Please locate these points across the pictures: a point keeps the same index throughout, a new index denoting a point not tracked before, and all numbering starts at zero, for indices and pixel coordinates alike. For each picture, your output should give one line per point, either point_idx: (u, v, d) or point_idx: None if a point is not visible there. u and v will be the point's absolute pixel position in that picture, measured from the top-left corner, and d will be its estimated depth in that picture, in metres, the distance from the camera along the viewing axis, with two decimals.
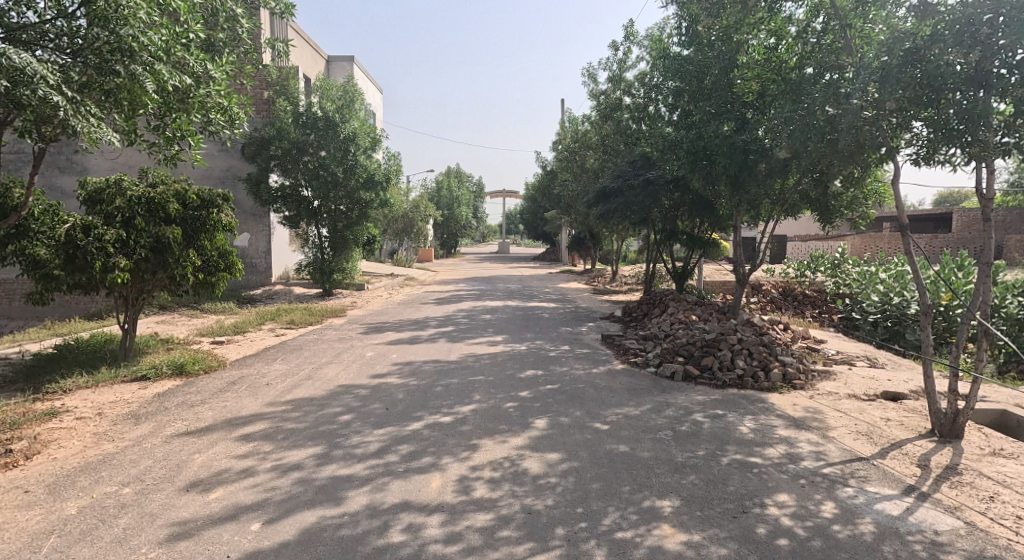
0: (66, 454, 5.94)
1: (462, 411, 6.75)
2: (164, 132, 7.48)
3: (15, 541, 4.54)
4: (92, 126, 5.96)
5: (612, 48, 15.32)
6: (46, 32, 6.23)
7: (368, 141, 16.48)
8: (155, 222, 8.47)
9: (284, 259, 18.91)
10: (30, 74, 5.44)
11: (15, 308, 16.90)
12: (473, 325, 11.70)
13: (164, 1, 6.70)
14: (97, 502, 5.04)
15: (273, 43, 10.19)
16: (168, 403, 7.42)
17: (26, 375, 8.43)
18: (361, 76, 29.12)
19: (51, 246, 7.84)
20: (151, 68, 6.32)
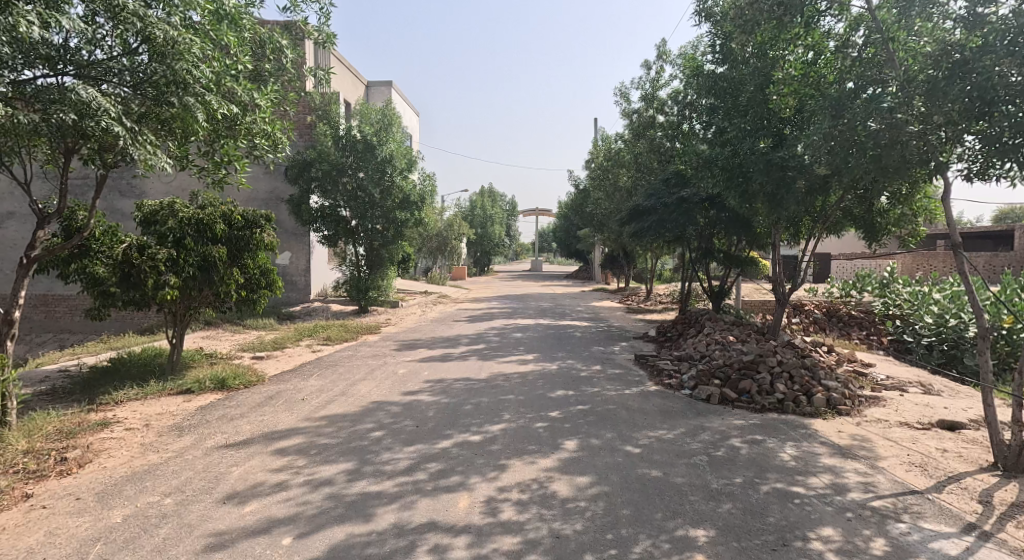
0: (115, 463, 6.00)
1: (491, 430, 6.62)
2: (213, 157, 7.70)
3: (65, 547, 4.58)
4: (149, 153, 6.15)
5: (646, 67, 15.19)
6: (111, 67, 6.15)
7: (404, 163, 16.73)
8: (202, 242, 8.68)
9: (322, 277, 19.12)
10: (95, 107, 5.69)
11: (76, 323, 17.45)
12: (504, 343, 11.59)
13: (217, 35, 7.09)
14: (141, 511, 5.06)
15: (314, 72, 10.41)
16: (210, 416, 7.47)
17: (83, 387, 8.61)
18: (399, 99, 29.51)
19: (108, 264, 7.93)
20: (202, 99, 6.48)
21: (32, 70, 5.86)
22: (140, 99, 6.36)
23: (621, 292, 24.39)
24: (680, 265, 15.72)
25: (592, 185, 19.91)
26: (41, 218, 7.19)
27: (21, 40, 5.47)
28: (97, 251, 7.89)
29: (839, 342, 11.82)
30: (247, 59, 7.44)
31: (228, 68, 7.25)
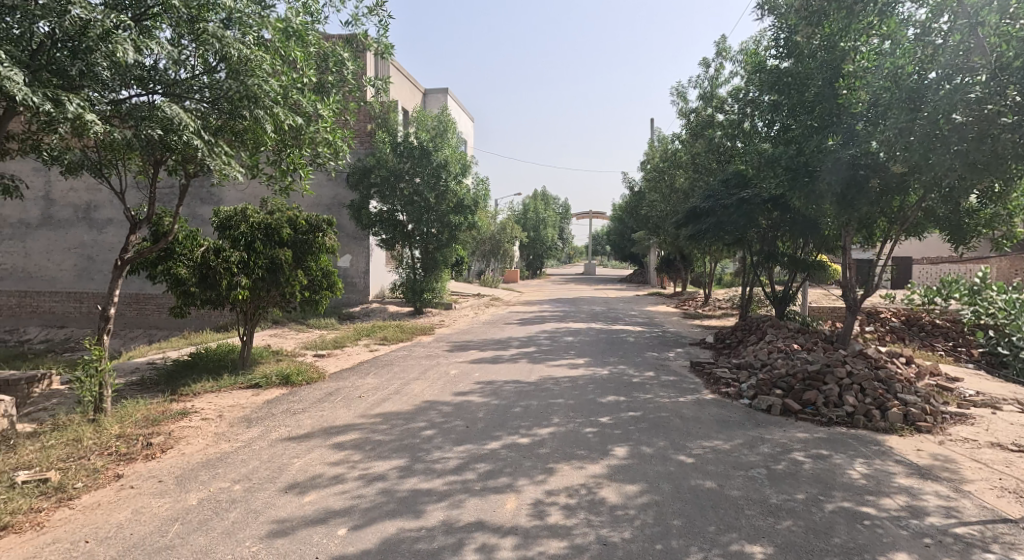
0: (193, 450, 6.20)
1: (540, 433, 6.47)
2: (279, 166, 7.86)
3: (147, 524, 4.71)
4: (223, 163, 6.59)
5: (704, 66, 14.75)
6: (193, 85, 6.51)
7: (459, 167, 16.79)
8: (270, 245, 8.97)
9: (380, 279, 19.37)
10: (178, 123, 5.98)
11: (162, 320, 18.27)
12: (555, 347, 11.42)
13: (285, 52, 7.55)
14: (213, 495, 5.17)
15: (374, 82, 10.57)
16: (275, 409, 7.64)
17: (167, 378, 9.04)
18: (454, 106, 29.75)
19: (189, 265, 8.37)
20: (271, 112, 6.80)
21: (128, 90, 6.18)
22: (217, 113, 6.75)
23: (678, 297, 23.77)
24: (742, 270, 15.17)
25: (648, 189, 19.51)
26: (133, 222, 7.44)
27: (117, 67, 5.87)
28: (182, 255, 8.34)
29: (921, 353, 11.17)
30: (312, 73, 7.98)
31: (294, 81, 7.77)
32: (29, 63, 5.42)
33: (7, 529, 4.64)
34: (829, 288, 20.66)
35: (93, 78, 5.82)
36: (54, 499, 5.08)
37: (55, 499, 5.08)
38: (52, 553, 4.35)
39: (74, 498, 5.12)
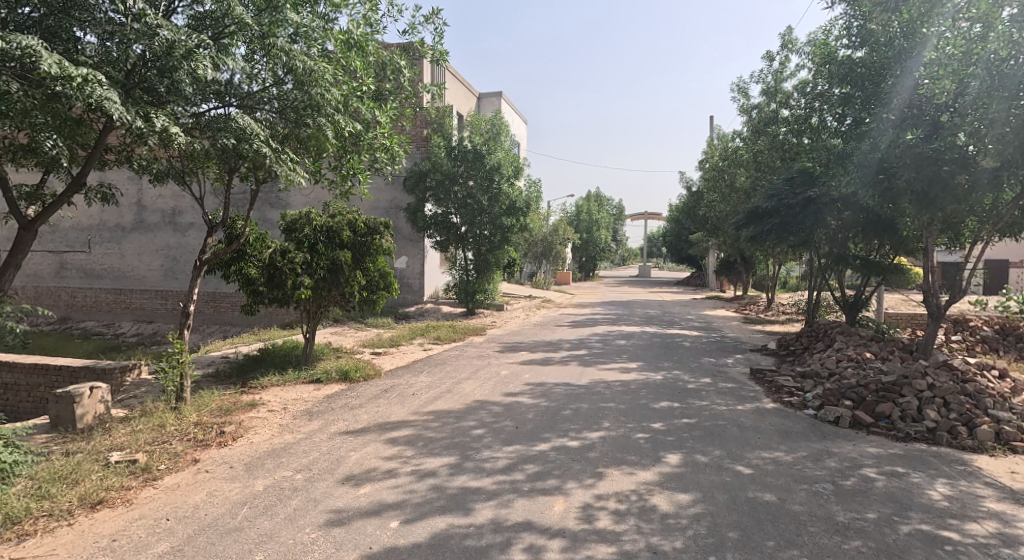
0: (260, 439, 6.49)
1: (590, 436, 6.26)
2: (341, 170, 8.59)
3: (219, 506, 4.93)
4: (290, 170, 7.04)
5: (767, 59, 14.14)
6: (264, 97, 6.99)
7: (511, 170, 16.71)
8: (331, 247, 9.25)
9: (435, 279, 19.47)
10: (248, 132, 6.44)
11: (236, 317, 18.91)
12: (608, 350, 11.15)
13: (347, 61, 7.99)
14: (277, 482, 5.36)
15: (431, 88, 10.61)
16: (334, 404, 7.80)
17: (239, 371, 9.52)
18: (507, 108, 29.73)
19: (259, 265, 8.79)
20: (332, 118, 7.36)
21: (207, 103, 6.65)
22: (283, 122, 7.18)
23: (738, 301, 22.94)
24: (809, 272, 14.50)
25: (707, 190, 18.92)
26: (210, 226, 7.97)
27: (198, 82, 6.16)
28: (252, 255, 8.79)
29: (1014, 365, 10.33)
30: (371, 81, 8.48)
31: (356, 90, 8.22)
32: (124, 83, 5.82)
33: (101, 503, 4.99)
34: (905, 294, 19.46)
35: (177, 93, 6.15)
36: (140, 479, 5.44)
37: (142, 479, 5.44)
38: (139, 528, 4.63)
39: (158, 479, 5.47)
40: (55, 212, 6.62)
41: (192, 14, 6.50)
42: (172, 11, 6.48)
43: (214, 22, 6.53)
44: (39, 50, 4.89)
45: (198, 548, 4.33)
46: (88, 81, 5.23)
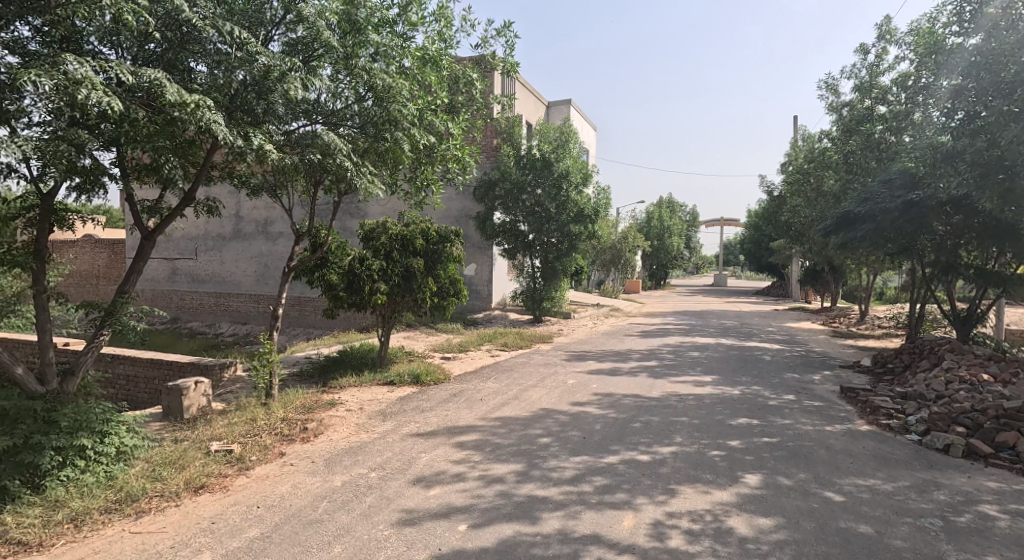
0: (339, 436, 6.57)
1: (662, 451, 5.85)
2: (416, 182, 8.86)
3: (302, 499, 5.01)
4: (369, 182, 7.34)
5: (861, 52, 13.17)
6: (346, 114, 7.41)
7: (580, 177, 16.41)
8: (405, 255, 9.29)
9: (503, 287, 19.35)
10: (332, 148, 6.76)
11: (318, 320, 19.41)
12: (681, 362, 10.62)
13: (421, 77, 8.14)
14: (354, 479, 5.39)
15: (500, 99, 10.45)
16: (406, 406, 7.79)
17: (321, 370, 9.76)
18: (578, 115, 29.43)
19: (340, 272, 8.93)
20: (408, 132, 7.61)
21: (296, 122, 7.07)
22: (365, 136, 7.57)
23: (825, 313, 21.59)
24: (909, 285, 13.40)
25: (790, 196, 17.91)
26: (297, 235, 8.16)
27: (289, 103, 6.56)
28: (334, 263, 8.93)
29: None
30: (446, 95, 8.56)
31: (430, 103, 8.35)
32: (228, 107, 6.13)
33: (203, 488, 5.13)
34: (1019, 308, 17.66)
35: (272, 114, 6.55)
36: (235, 467, 5.59)
37: (237, 468, 5.58)
38: (235, 513, 4.74)
39: (250, 468, 5.61)
40: (171, 225, 7.15)
41: (286, 41, 6.82)
42: (268, 40, 6.74)
43: (305, 47, 6.87)
44: (165, 84, 5.12)
45: (285, 537, 4.41)
46: (199, 106, 5.41)
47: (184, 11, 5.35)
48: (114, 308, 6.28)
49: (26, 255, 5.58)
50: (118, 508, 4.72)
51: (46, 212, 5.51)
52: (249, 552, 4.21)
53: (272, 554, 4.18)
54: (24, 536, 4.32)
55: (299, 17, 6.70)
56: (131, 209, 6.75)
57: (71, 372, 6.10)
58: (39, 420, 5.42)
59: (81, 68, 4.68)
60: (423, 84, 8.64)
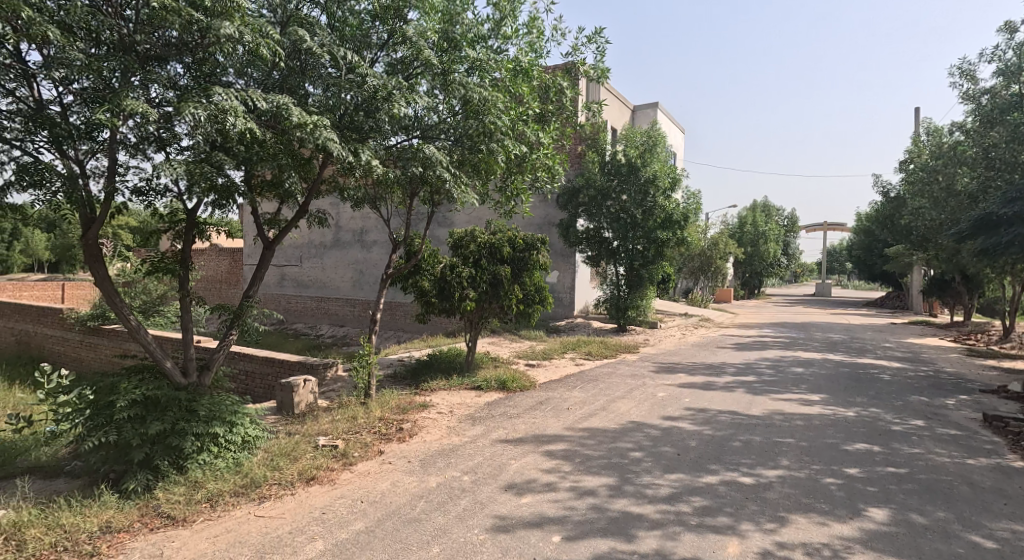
0: (432, 438, 6.78)
1: (767, 474, 5.57)
2: (505, 192, 9.07)
3: (402, 496, 5.23)
4: (464, 192, 7.63)
5: (1006, 31, 12.10)
6: (442, 128, 7.73)
7: (668, 182, 16.09)
8: (493, 262, 9.46)
9: (586, 295, 19.22)
10: (433, 160, 7.06)
11: (408, 325, 20.10)
12: (781, 378, 10.10)
13: (513, 87, 8.28)
14: (448, 481, 5.54)
15: (590, 106, 10.44)
16: (495, 411, 7.91)
17: (413, 373, 10.11)
18: (666, 118, 28.85)
19: (431, 279, 9.30)
20: (502, 143, 7.80)
21: (398, 136, 7.44)
22: (460, 149, 7.81)
23: (952, 328, 19.78)
24: None
25: (912, 198, 16.56)
26: (394, 244, 8.52)
27: (393, 119, 6.90)
28: (426, 270, 9.31)
29: None
30: (537, 104, 8.64)
31: (520, 113, 8.47)
32: (340, 124, 6.53)
33: (314, 479, 5.47)
34: None
35: (378, 131, 6.93)
36: (340, 462, 5.91)
37: (341, 462, 5.91)
38: (342, 505, 5.02)
39: (353, 464, 5.91)
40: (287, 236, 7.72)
41: (389, 61, 7.35)
42: (373, 61, 7.31)
43: (405, 67, 7.37)
44: (289, 109, 5.56)
45: (386, 532, 4.61)
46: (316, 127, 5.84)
47: (305, 41, 5.91)
48: (241, 311, 6.81)
49: (174, 263, 6.17)
50: (245, 492, 5.12)
51: (190, 225, 6.05)
52: (357, 544, 4.44)
53: (376, 548, 4.38)
54: (170, 511, 4.75)
55: (403, 38, 7.18)
56: (254, 221, 7.34)
57: (208, 366, 6.37)
58: (182, 409, 5.63)
59: (225, 99, 5.07)
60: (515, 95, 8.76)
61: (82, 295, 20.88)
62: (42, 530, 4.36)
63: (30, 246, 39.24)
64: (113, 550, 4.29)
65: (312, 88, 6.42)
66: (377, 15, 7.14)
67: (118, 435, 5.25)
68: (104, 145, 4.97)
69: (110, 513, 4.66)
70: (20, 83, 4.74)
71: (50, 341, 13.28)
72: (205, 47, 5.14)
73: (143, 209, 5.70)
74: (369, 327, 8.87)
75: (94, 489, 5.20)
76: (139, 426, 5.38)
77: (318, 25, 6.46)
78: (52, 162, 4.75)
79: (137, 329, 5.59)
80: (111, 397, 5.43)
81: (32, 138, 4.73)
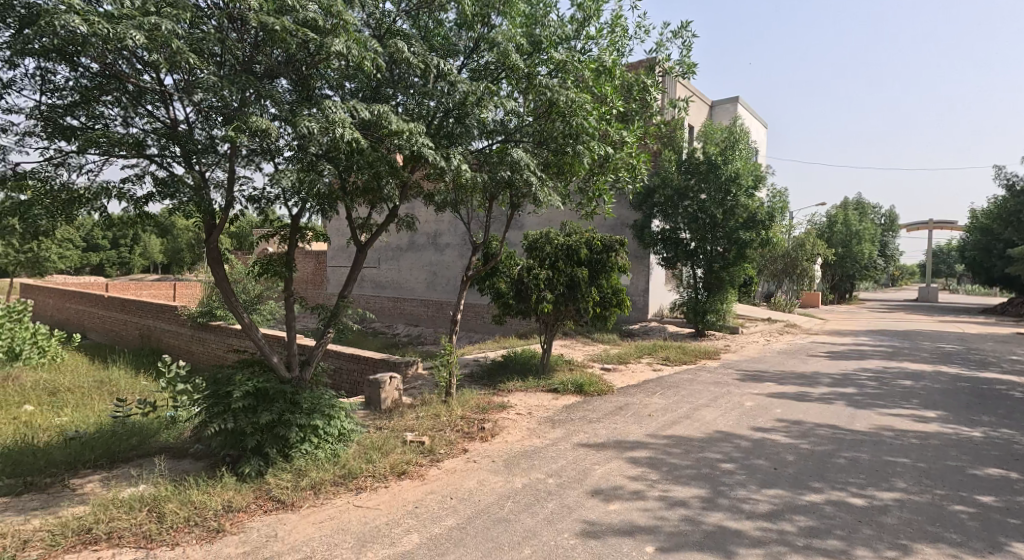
0: (514, 439, 6.81)
1: (882, 496, 5.23)
2: (587, 193, 8.98)
3: (489, 495, 5.29)
4: (549, 194, 7.63)
5: None
6: (525, 130, 7.74)
7: (752, 180, 15.44)
8: (570, 264, 9.41)
9: (661, 297, 18.79)
10: (521, 163, 7.11)
11: (479, 325, 20.41)
12: (887, 392, 9.46)
13: (596, 86, 8.18)
14: (533, 483, 5.56)
15: (675, 103, 10.19)
16: (574, 415, 7.86)
17: (489, 374, 10.24)
18: (750, 112, 27.74)
19: (508, 280, 9.46)
20: (587, 145, 7.72)
21: (486, 140, 7.54)
22: (544, 151, 7.84)
23: None
24: None
25: None
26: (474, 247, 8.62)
27: (482, 124, 6.98)
28: (503, 272, 9.45)
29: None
30: (621, 103, 8.53)
31: (604, 113, 8.40)
32: (432, 131, 6.69)
33: (405, 474, 5.62)
34: None
35: (467, 136, 7.05)
36: (427, 458, 6.05)
37: (429, 458, 6.05)
38: (433, 500, 5.13)
39: (440, 460, 6.04)
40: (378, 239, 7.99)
41: (474, 67, 7.46)
42: (459, 68, 7.44)
43: (491, 72, 7.46)
44: (388, 117, 5.80)
45: (478, 530, 4.66)
46: (411, 134, 6.03)
47: (402, 52, 6.10)
48: (337, 310, 7.11)
49: (281, 266, 6.52)
50: (344, 482, 5.34)
51: (295, 230, 6.38)
52: (450, 540, 4.52)
53: (469, 546, 4.44)
54: (281, 495, 5.01)
55: (489, 44, 7.30)
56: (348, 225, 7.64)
57: (309, 361, 6.68)
58: (287, 400, 5.88)
59: (335, 112, 5.36)
60: (597, 95, 8.66)
61: (189, 294, 22.29)
62: (177, 505, 4.72)
63: (147, 250, 42.94)
64: (235, 527, 4.59)
65: (404, 97, 6.60)
66: (462, 24, 7.27)
67: (235, 423, 5.57)
68: (226, 158, 5.33)
69: (231, 493, 4.98)
70: (157, 104, 5.16)
71: (166, 335, 14.39)
72: (314, 63, 5.47)
73: (257, 216, 6.05)
74: (449, 327, 9.03)
75: (215, 471, 5.57)
76: (251, 415, 5.68)
77: (412, 36, 6.63)
78: (182, 175, 5.14)
79: (250, 326, 5.95)
80: (227, 386, 5.71)
81: (167, 153, 5.14)
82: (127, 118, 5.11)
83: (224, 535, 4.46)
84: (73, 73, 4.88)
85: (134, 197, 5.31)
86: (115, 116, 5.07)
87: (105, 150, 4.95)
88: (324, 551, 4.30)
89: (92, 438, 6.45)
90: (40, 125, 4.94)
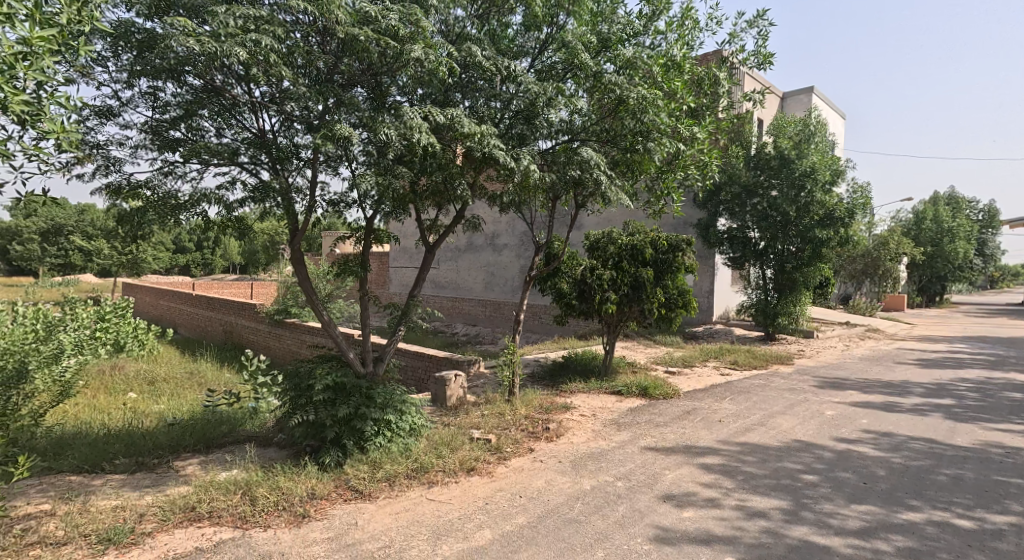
0: (580, 440, 6.72)
1: (993, 520, 4.83)
2: (655, 192, 8.75)
3: (558, 495, 5.22)
4: (618, 193, 7.47)
5: None
6: (592, 129, 7.63)
7: (829, 175, 14.59)
8: (634, 265, 9.22)
9: (729, 299, 18.20)
10: (591, 162, 7.00)
11: (539, 325, 20.46)
12: (989, 405, 8.77)
13: (666, 81, 7.95)
14: (602, 485, 5.45)
15: (750, 95, 9.78)
16: (640, 418, 7.69)
17: (551, 374, 10.20)
18: (826, 105, 26.45)
19: (571, 281, 9.44)
20: (659, 141, 7.50)
21: (554, 141, 7.46)
22: (612, 149, 7.70)
23: None
24: None
25: None
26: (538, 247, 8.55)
27: (552, 124, 6.91)
28: (564, 272, 9.48)
29: None
30: (691, 98, 8.27)
31: (674, 108, 8.17)
32: (503, 133, 6.68)
33: (473, 470, 5.64)
34: None
35: (536, 137, 7.00)
36: (494, 456, 6.05)
37: (496, 456, 6.04)
38: (503, 498, 5.12)
39: (506, 459, 6.03)
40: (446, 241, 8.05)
41: (541, 68, 7.42)
42: (526, 69, 7.41)
43: (559, 71, 7.39)
44: (461, 120, 5.77)
45: (549, 530, 4.61)
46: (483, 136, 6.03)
47: (475, 55, 6.10)
48: (407, 309, 7.21)
49: (356, 266, 6.66)
50: (417, 476, 5.41)
51: (369, 231, 6.50)
52: (522, 537, 4.49)
53: (541, 545, 4.39)
54: (359, 485, 5.13)
55: (555, 42, 7.30)
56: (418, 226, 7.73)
57: (382, 358, 6.79)
58: (363, 394, 6.01)
59: (412, 117, 5.42)
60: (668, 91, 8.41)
61: (264, 292, 23.30)
62: (268, 490, 4.90)
63: (227, 250, 45.26)
64: (319, 513, 4.72)
65: (472, 100, 6.58)
66: (529, 24, 7.23)
67: (315, 415, 5.74)
68: (309, 164, 5.49)
69: (314, 481, 5.12)
70: (247, 115, 5.38)
71: (246, 330, 15.05)
72: (392, 71, 5.55)
73: (335, 219, 6.20)
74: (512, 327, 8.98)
75: (299, 459, 5.75)
76: (330, 407, 5.83)
77: (481, 38, 6.64)
78: (270, 181, 5.33)
79: (329, 323, 6.12)
80: (309, 379, 5.90)
81: (256, 162, 5.34)
82: (221, 130, 5.35)
83: (310, 520, 4.60)
84: (178, 90, 5.13)
85: (227, 202, 5.54)
86: (211, 128, 5.31)
87: (204, 160, 5.20)
88: (402, 542, 4.36)
89: (187, 426, 6.73)
90: (149, 138, 5.25)
